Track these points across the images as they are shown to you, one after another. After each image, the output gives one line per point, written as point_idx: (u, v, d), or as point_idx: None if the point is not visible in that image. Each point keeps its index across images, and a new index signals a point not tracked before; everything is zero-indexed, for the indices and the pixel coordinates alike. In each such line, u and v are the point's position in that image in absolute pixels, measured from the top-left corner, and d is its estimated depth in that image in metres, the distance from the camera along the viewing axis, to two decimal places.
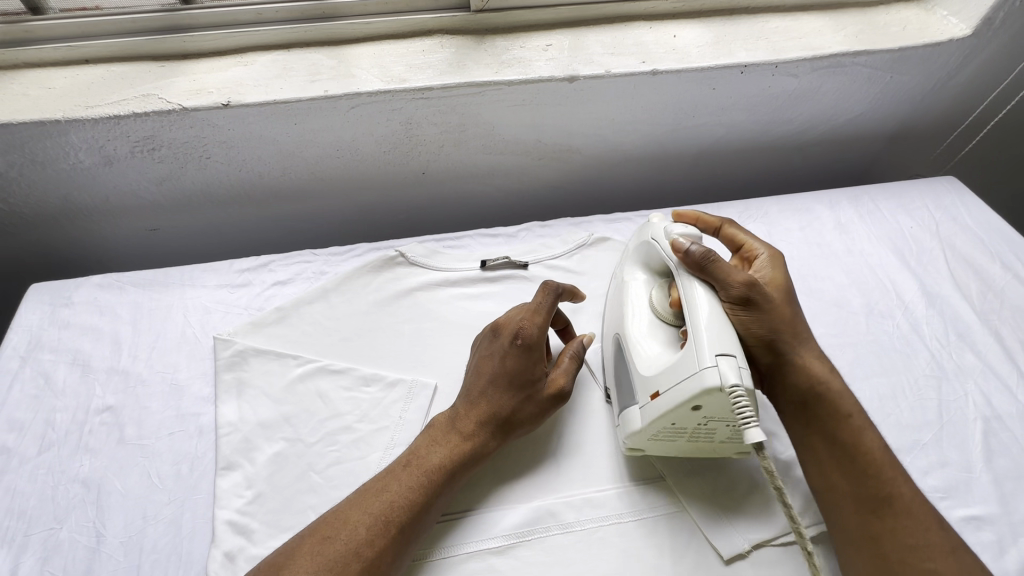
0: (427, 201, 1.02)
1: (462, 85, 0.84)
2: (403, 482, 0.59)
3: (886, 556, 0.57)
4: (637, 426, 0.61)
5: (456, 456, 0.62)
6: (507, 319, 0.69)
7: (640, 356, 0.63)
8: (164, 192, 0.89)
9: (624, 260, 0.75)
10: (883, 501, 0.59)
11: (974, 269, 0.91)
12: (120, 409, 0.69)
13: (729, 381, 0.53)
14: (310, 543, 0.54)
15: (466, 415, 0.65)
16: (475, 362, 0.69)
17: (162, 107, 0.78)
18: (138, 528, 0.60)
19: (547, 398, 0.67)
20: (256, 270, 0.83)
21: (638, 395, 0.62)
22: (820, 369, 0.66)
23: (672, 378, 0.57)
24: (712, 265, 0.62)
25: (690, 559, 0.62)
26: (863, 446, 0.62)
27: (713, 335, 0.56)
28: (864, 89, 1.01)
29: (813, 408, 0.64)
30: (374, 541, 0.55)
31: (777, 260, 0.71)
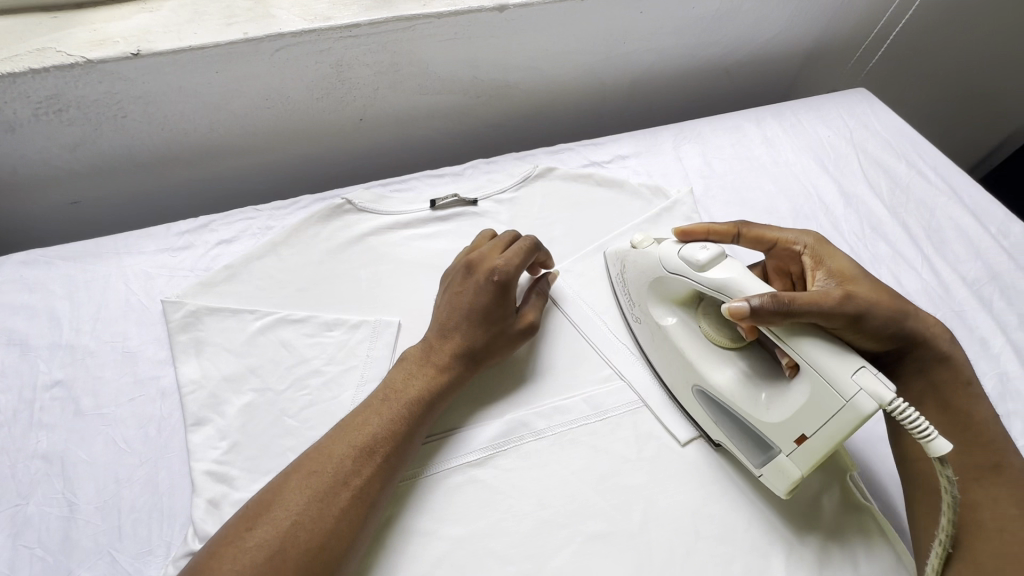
0: (368, 149, 1.00)
1: (389, 21, 0.81)
2: (383, 415, 0.60)
3: (984, 523, 0.56)
4: (796, 474, 0.58)
5: (434, 386, 0.64)
6: (482, 259, 0.71)
7: (756, 411, 0.61)
8: (81, 159, 0.84)
9: (646, 308, 0.72)
10: (992, 468, 0.58)
11: (882, 168, 1.00)
12: (70, 382, 0.67)
13: (886, 397, 0.50)
14: (298, 479, 0.55)
15: (440, 349, 0.67)
16: (444, 299, 0.71)
17: (61, 62, 0.72)
18: (113, 491, 0.61)
19: (521, 332, 0.71)
20: (197, 232, 0.81)
21: (780, 444, 0.59)
22: (942, 335, 0.63)
23: (821, 417, 0.54)
24: (794, 307, 0.54)
25: (653, 447, 0.68)
26: (979, 415, 0.61)
27: (836, 361, 0.53)
28: (783, 6, 1.05)
29: (933, 377, 0.63)
30: (362, 469, 0.56)
31: (825, 242, 0.69)
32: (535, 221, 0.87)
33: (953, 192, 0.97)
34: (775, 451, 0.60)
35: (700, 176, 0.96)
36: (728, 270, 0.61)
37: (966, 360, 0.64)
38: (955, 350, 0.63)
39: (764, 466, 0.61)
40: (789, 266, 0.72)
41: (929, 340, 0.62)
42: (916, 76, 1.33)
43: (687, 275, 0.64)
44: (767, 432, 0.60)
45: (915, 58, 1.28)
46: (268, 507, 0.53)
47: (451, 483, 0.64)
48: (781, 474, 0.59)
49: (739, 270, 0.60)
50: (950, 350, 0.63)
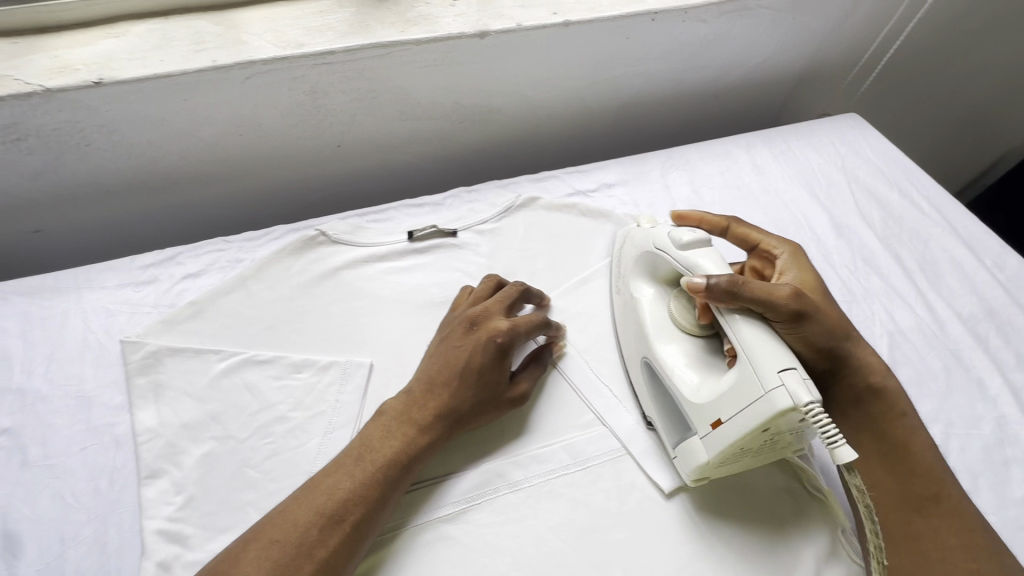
0: (347, 175, 0.97)
1: (365, 48, 0.78)
2: (354, 477, 0.57)
3: (928, 554, 0.57)
4: (702, 460, 0.59)
5: (412, 449, 0.61)
6: (485, 315, 0.69)
7: (687, 390, 0.62)
8: (42, 188, 0.80)
9: (627, 279, 0.75)
10: (929, 501, 0.60)
11: (875, 197, 0.97)
12: (18, 430, 0.63)
13: (802, 399, 0.51)
14: (257, 549, 0.52)
15: (426, 407, 0.64)
16: (440, 349, 0.68)
17: (19, 90, 0.68)
18: (57, 552, 0.57)
19: (510, 396, 0.67)
20: (162, 265, 0.78)
21: (698, 426, 0.60)
22: (877, 367, 0.65)
23: (739, 404, 0.55)
24: (743, 291, 0.58)
25: (635, 498, 0.64)
26: (914, 447, 0.62)
27: (770, 354, 0.54)
28: (772, 31, 1.03)
29: (865, 407, 0.64)
30: (327, 540, 0.53)
31: (799, 257, 0.73)
32: (517, 252, 0.84)
33: (946, 223, 0.95)
34: (694, 435, 0.61)
35: (688, 205, 0.94)
36: (707, 257, 0.64)
37: (902, 391, 0.65)
38: (891, 384, 0.65)
39: (680, 448, 0.63)
40: (764, 276, 0.76)
41: (864, 370, 0.64)
42: (909, 98, 1.32)
43: (669, 253, 0.68)
44: (691, 414, 0.61)
45: (908, 81, 1.27)
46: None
47: (422, 540, 0.60)
48: (691, 457, 0.61)
49: (715, 259, 0.64)
50: (882, 383, 0.64)
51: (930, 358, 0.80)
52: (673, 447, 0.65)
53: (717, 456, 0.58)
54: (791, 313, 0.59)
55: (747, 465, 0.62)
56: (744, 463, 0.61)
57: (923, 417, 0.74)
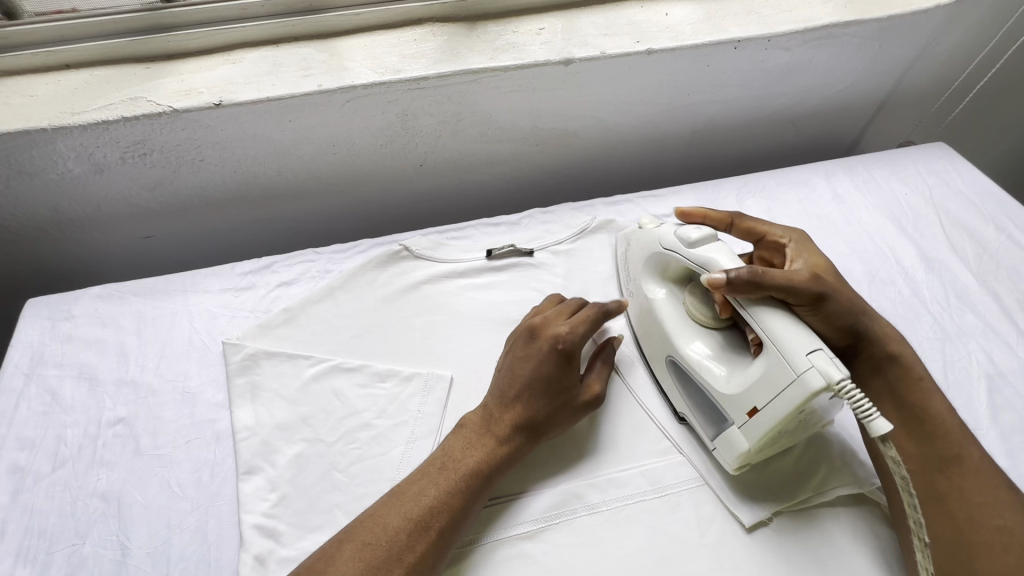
0: (426, 193, 1.01)
1: (456, 74, 0.82)
2: (439, 485, 0.58)
3: (955, 515, 0.57)
4: (743, 449, 0.60)
5: (492, 459, 0.61)
6: (544, 324, 0.69)
7: (714, 379, 0.63)
8: (158, 198, 0.88)
9: (639, 281, 0.75)
10: (951, 460, 0.60)
11: (967, 231, 0.93)
12: (132, 420, 0.69)
13: (833, 377, 0.51)
14: (349, 549, 0.54)
15: (501, 419, 0.64)
16: (507, 361, 0.68)
17: (151, 110, 0.76)
18: (164, 538, 0.61)
19: (581, 404, 0.67)
20: (259, 272, 0.83)
21: (734, 416, 0.61)
22: (892, 336, 0.66)
23: (772, 390, 0.56)
24: (762, 280, 0.57)
25: (716, 530, 0.63)
26: (930, 409, 0.63)
27: (795, 338, 0.55)
28: (856, 59, 1.01)
29: (885, 375, 0.65)
30: (414, 545, 0.55)
31: (807, 245, 0.73)
32: (591, 274, 0.85)
33: None
34: (730, 425, 0.62)
35: None
36: (718, 253, 0.63)
37: (918, 361, 0.66)
38: (907, 353, 0.66)
39: (718, 441, 0.63)
40: (772, 266, 0.75)
41: (881, 340, 0.65)
42: (1005, 129, 1.25)
43: (679, 252, 0.67)
44: (723, 404, 0.62)
45: (1004, 111, 1.21)
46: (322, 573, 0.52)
47: (501, 556, 0.61)
48: (730, 448, 0.61)
49: (727, 253, 0.63)
50: (899, 351, 0.65)
51: None
52: (711, 439, 0.65)
53: (758, 442, 0.59)
54: (810, 295, 0.60)
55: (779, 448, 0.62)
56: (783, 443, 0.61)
57: None
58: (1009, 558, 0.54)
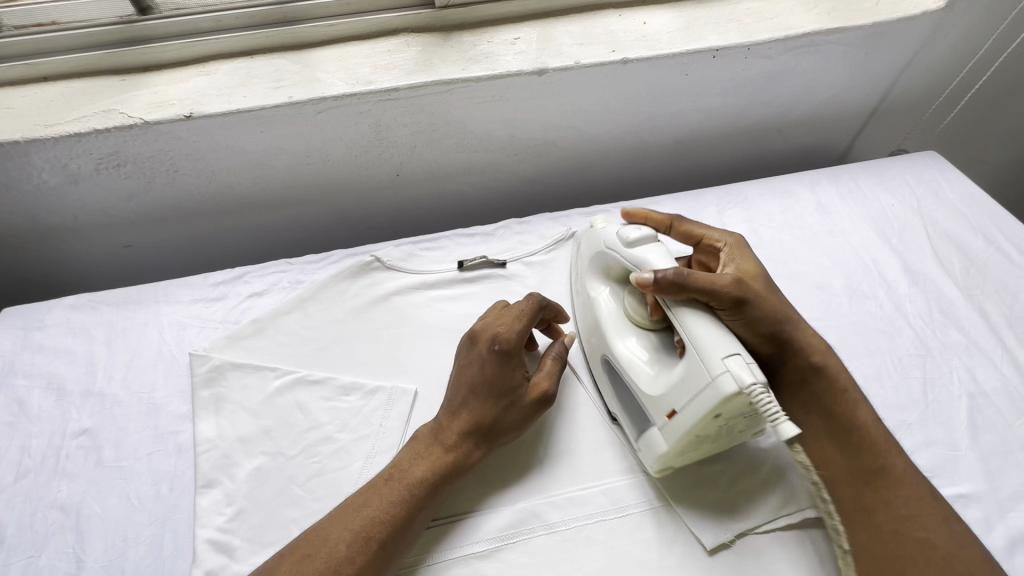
0: (404, 202, 1.01)
1: (428, 85, 0.82)
2: (384, 497, 0.59)
3: (879, 526, 0.58)
4: (663, 449, 0.60)
5: (438, 468, 0.62)
6: (484, 327, 0.69)
7: (641, 380, 0.63)
8: (134, 208, 0.89)
9: (583, 279, 0.75)
10: (876, 472, 0.60)
11: (955, 243, 0.90)
12: (96, 431, 0.69)
13: (744, 382, 0.52)
14: (290, 562, 0.54)
15: (450, 426, 0.64)
16: (455, 368, 0.69)
17: (123, 122, 0.76)
18: (119, 551, 0.61)
19: (533, 403, 0.67)
20: (231, 283, 0.83)
21: (655, 417, 0.61)
22: (818, 346, 0.67)
23: (688, 393, 0.56)
24: (688, 282, 0.59)
25: (677, 553, 0.61)
26: (857, 419, 0.63)
27: (714, 341, 0.55)
28: (841, 66, 0.99)
29: (811, 385, 0.66)
30: (354, 557, 0.55)
31: (742, 248, 0.72)
32: (564, 286, 0.84)
33: None
34: (653, 426, 0.62)
35: None
36: (655, 253, 0.64)
37: (843, 368, 0.66)
38: (830, 361, 0.66)
39: (642, 440, 0.63)
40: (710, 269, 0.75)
41: (805, 348, 0.66)
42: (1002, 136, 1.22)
43: (619, 251, 0.68)
44: (647, 406, 0.62)
45: (1001, 119, 1.18)
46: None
47: (455, 575, 0.60)
48: (652, 448, 0.62)
49: (663, 255, 0.64)
50: (824, 361, 0.66)
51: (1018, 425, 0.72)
52: (636, 440, 0.65)
53: (675, 445, 0.59)
54: (733, 300, 0.61)
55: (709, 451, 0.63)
56: (708, 449, 0.61)
57: (1008, 492, 0.67)
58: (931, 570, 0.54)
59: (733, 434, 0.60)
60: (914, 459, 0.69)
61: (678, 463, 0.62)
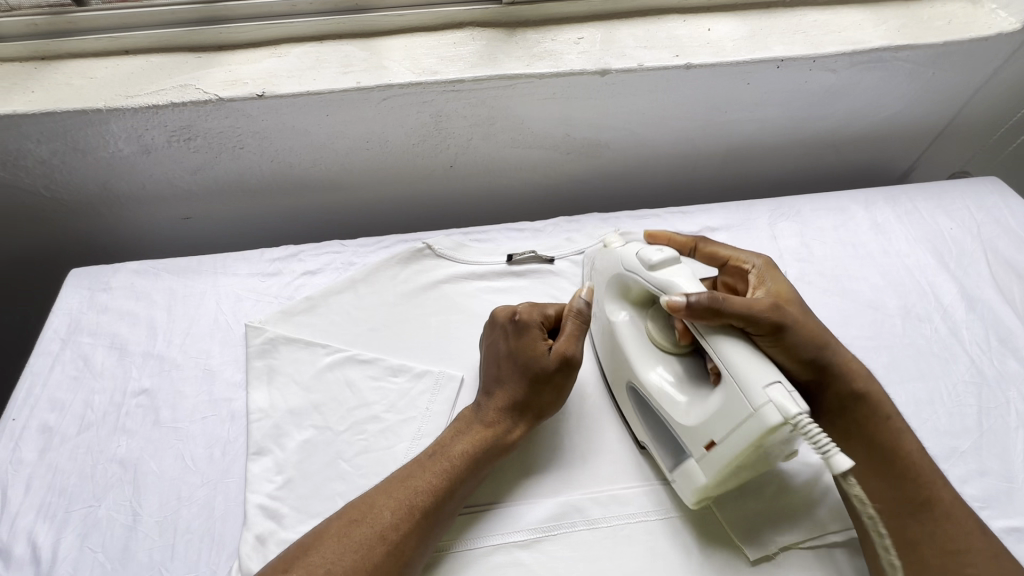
0: (454, 194, 1.02)
1: (492, 78, 0.83)
2: (429, 470, 0.60)
3: (925, 560, 0.56)
4: (701, 482, 0.59)
5: (481, 445, 0.63)
6: (505, 307, 0.71)
7: (673, 408, 0.62)
8: (198, 182, 0.92)
9: (602, 302, 0.73)
10: (921, 504, 0.58)
11: (1017, 272, 0.88)
12: (154, 392, 0.71)
13: (791, 411, 0.51)
14: (338, 526, 0.56)
15: (487, 405, 0.66)
16: (483, 350, 0.71)
17: (198, 97, 0.79)
18: (173, 508, 0.63)
19: (561, 367, 0.66)
20: (286, 260, 0.85)
21: (692, 449, 0.60)
22: (858, 371, 0.64)
23: (728, 423, 0.55)
24: (725, 305, 0.57)
25: (717, 560, 0.61)
26: (903, 451, 0.61)
27: (755, 368, 0.54)
28: (906, 85, 0.97)
29: (851, 415, 0.63)
30: (400, 525, 0.56)
31: (773, 270, 0.71)
32: None
33: None
34: (689, 457, 0.61)
35: (795, 258, 0.89)
36: (679, 275, 0.63)
37: (885, 395, 0.64)
38: (874, 389, 0.64)
39: (677, 472, 0.62)
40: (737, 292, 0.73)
41: (845, 375, 0.64)
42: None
43: (639, 274, 0.66)
44: (683, 437, 0.61)
45: None
46: (312, 548, 0.54)
47: (495, 562, 0.61)
48: (691, 480, 0.60)
49: (688, 279, 0.62)
50: (866, 388, 0.64)
51: None
52: (671, 470, 0.64)
53: (713, 477, 0.58)
54: (773, 320, 0.60)
55: (743, 482, 0.61)
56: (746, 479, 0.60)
57: None
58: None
59: (769, 463, 0.59)
60: (966, 487, 0.67)
61: (717, 495, 0.60)
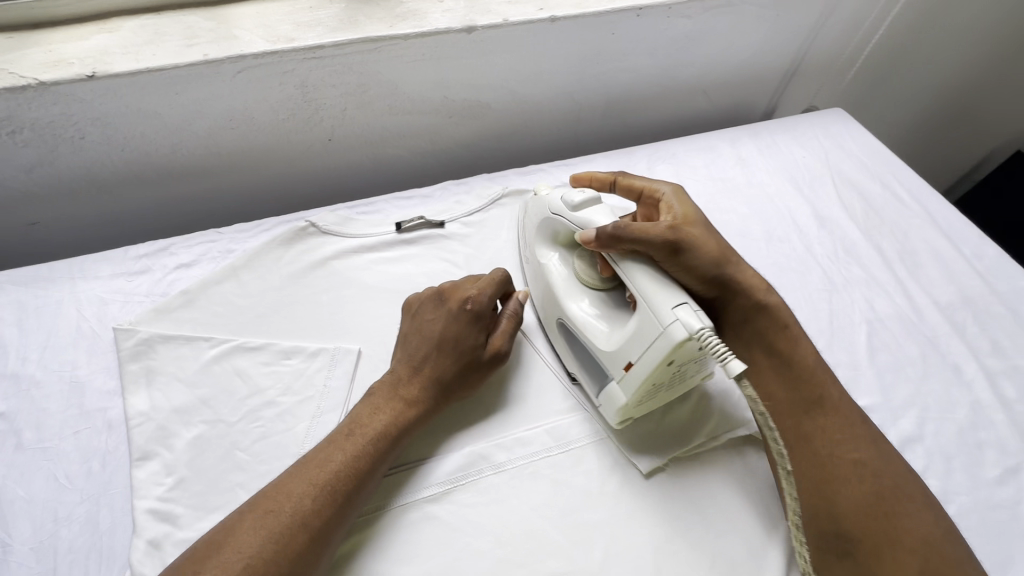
0: (339, 168, 0.98)
1: (354, 42, 0.80)
2: (346, 450, 0.59)
3: (817, 451, 0.61)
4: (621, 401, 0.64)
5: (400, 421, 0.63)
6: (454, 288, 0.72)
7: (596, 337, 0.67)
8: (37, 181, 0.82)
9: (532, 247, 0.79)
10: (814, 403, 0.64)
11: (857, 190, 0.99)
12: (13, 415, 0.65)
13: (694, 326, 0.56)
14: (251, 519, 0.53)
15: (412, 382, 0.66)
16: (414, 325, 0.70)
17: (14, 83, 0.70)
18: (50, 531, 0.58)
19: (490, 363, 0.69)
20: (156, 255, 0.79)
21: (613, 371, 0.65)
22: (760, 286, 0.71)
23: (643, 344, 0.60)
24: (627, 233, 0.64)
25: (616, 479, 0.66)
26: (797, 354, 0.67)
27: (664, 294, 0.60)
28: (756, 28, 1.05)
29: (753, 324, 0.70)
30: (321, 510, 0.55)
31: (682, 194, 0.74)
32: (499, 242, 0.86)
33: (927, 213, 0.97)
34: (611, 381, 0.66)
35: None
36: (600, 214, 0.69)
37: (784, 306, 0.70)
38: (773, 299, 0.70)
39: (601, 396, 0.67)
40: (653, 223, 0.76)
41: (746, 290, 0.70)
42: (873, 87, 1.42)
43: (565, 215, 0.72)
44: (604, 360, 0.66)
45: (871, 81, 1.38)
46: (218, 546, 0.51)
47: (407, 520, 0.62)
48: (612, 401, 0.65)
49: (607, 215, 0.69)
50: (767, 300, 0.70)
51: (907, 344, 0.81)
52: (596, 395, 0.69)
53: (633, 395, 0.63)
54: (670, 246, 0.65)
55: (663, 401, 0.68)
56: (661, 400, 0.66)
57: (900, 402, 0.76)
58: (863, 488, 0.58)
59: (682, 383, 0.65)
60: None
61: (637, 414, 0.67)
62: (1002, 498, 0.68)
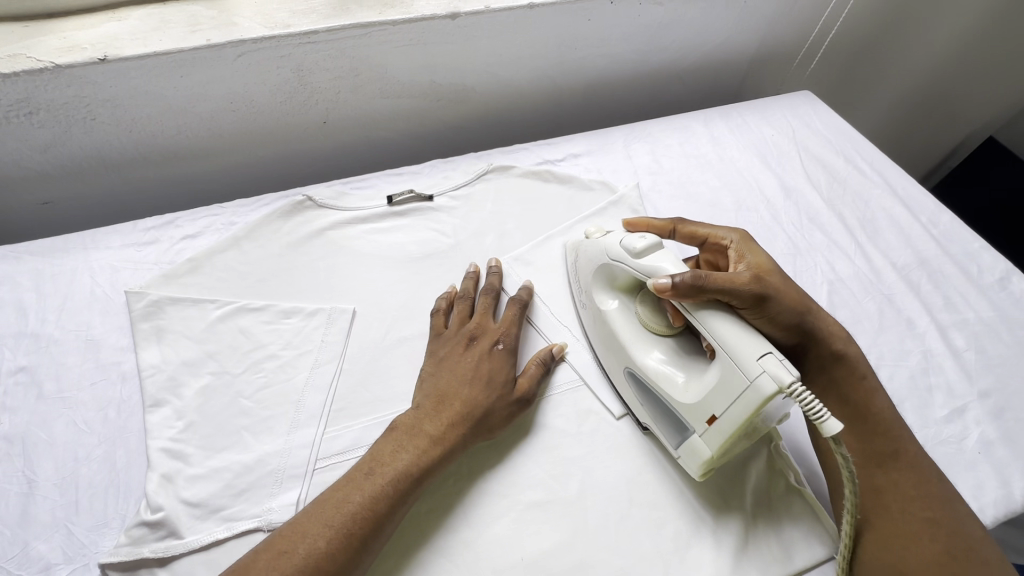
0: (334, 150, 1.05)
1: (347, 28, 0.86)
2: (365, 490, 0.57)
3: (888, 507, 0.61)
4: (706, 456, 0.61)
5: (425, 461, 0.61)
6: (487, 329, 0.73)
7: (673, 389, 0.64)
8: (51, 161, 0.87)
9: (590, 293, 0.77)
10: (889, 456, 0.64)
11: (821, 163, 1.06)
12: (34, 369, 0.70)
13: (785, 380, 0.53)
14: (265, 560, 0.51)
15: (437, 418, 0.64)
16: (441, 361, 0.70)
17: (31, 66, 0.75)
18: (71, 470, 0.63)
19: (518, 403, 0.69)
20: (162, 228, 0.85)
21: (694, 424, 0.62)
22: (839, 335, 0.71)
23: (727, 397, 0.58)
24: (707, 284, 0.60)
25: (592, 423, 0.72)
26: (873, 405, 0.68)
27: (745, 344, 0.57)
28: (725, 14, 1.11)
29: (830, 373, 0.70)
30: (333, 554, 0.52)
31: (751, 243, 0.73)
32: (485, 214, 0.92)
33: (886, 184, 1.03)
34: (691, 433, 0.63)
35: (648, 172, 1.01)
36: (664, 260, 0.66)
37: (862, 356, 0.71)
38: (852, 348, 0.71)
39: (682, 447, 0.64)
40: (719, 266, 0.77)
41: (827, 338, 0.70)
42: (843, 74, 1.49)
43: (626, 261, 0.70)
44: (683, 414, 0.63)
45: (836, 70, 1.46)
46: None
47: None
48: (695, 454, 0.62)
49: (674, 261, 0.66)
50: (844, 349, 0.70)
51: (865, 301, 0.87)
52: (675, 447, 0.65)
53: (718, 449, 0.60)
54: (753, 296, 0.64)
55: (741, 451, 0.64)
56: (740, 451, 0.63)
57: None
58: (934, 546, 0.58)
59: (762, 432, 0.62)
60: None
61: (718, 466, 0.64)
62: (949, 434, 0.74)
